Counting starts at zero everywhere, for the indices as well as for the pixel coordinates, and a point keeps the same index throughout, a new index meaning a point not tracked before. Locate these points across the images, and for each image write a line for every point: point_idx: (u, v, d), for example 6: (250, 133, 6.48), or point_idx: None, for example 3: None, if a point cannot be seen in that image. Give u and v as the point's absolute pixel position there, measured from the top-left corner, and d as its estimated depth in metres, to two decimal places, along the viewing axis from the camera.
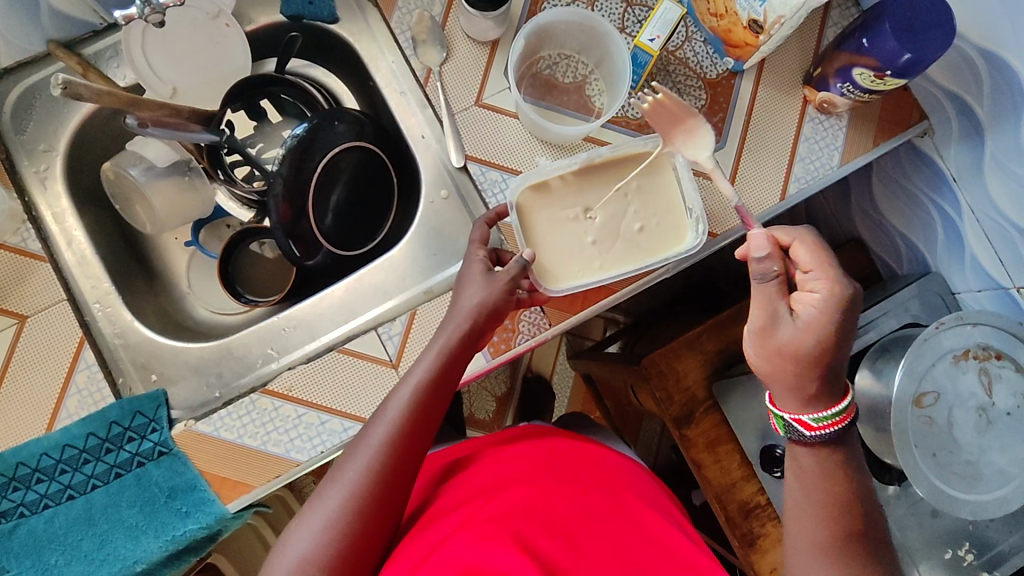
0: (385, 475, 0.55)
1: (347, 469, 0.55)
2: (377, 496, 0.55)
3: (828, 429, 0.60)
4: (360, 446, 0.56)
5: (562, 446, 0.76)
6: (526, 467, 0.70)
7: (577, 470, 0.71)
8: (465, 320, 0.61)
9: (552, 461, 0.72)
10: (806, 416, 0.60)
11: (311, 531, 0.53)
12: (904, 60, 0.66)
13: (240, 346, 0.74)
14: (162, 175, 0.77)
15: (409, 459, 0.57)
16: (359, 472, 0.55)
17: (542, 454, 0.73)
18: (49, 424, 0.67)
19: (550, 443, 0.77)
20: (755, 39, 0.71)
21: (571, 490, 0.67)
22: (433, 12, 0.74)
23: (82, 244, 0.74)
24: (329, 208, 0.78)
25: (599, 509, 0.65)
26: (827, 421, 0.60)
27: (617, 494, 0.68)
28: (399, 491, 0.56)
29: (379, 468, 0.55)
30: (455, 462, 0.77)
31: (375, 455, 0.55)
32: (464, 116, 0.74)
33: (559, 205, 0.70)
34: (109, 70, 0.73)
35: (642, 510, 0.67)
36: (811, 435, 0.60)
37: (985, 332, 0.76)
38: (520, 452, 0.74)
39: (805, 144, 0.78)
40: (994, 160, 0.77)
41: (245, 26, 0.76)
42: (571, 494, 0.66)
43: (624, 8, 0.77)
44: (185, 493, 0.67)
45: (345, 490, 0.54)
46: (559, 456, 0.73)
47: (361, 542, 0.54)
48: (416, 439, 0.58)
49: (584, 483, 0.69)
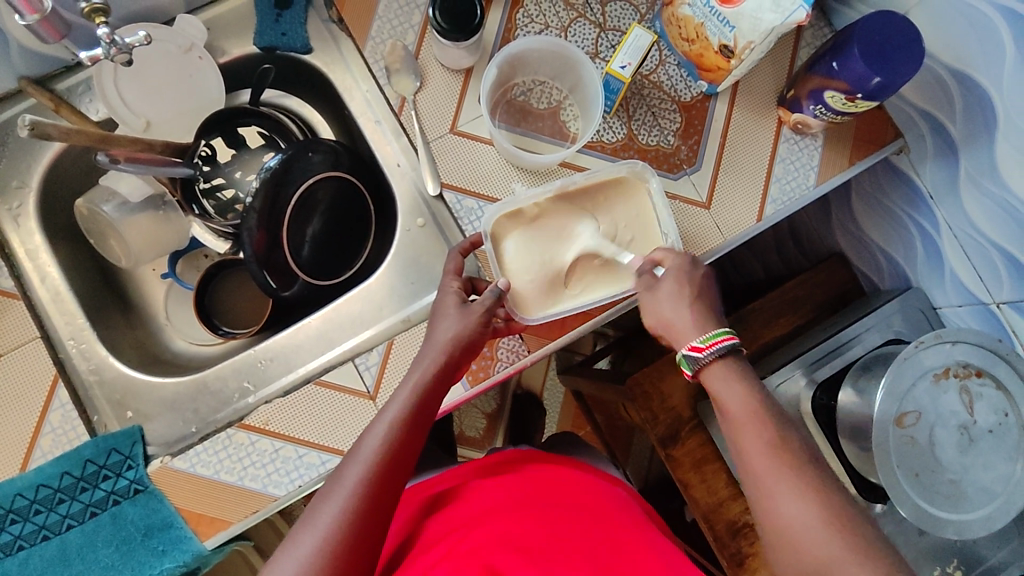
0: (362, 517, 0.53)
1: (321, 512, 0.52)
2: (354, 540, 0.52)
3: (719, 347, 0.60)
4: (334, 488, 0.54)
5: (542, 475, 0.75)
6: (508, 500, 0.69)
7: (559, 501, 0.70)
8: (441, 353, 0.60)
9: (534, 493, 0.71)
10: (693, 338, 0.61)
11: None
12: (874, 83, 0.66)
13: (217, 380, 0.74)
14: (136, 210, 0.77)
15: (386, 499, 0.55)
16: (334, 514, 0.52)
17: (522, 486, 0.72)
18: (24, 464, 0.66)
19: (531, 473, 0.75)
20: (727, 63, 0.71)
21: (554, 524, 0.66)
22: (407, 42, 0.74)
23: (56, 281, 0.73)
24: (305, 239, 0.77)
25: (583, 542, 0.64)
26: (715, 340, 0.60)
27: (601, 522, 0.67)
28: (378, 532, 0.54)
29: (355, 509, 0.53)
30: (436, 497, 0.76)
31: (351, 494, 0.53)
32: (439, 144, 0.74)
33: (536, 233, 0.70)
34: (82, 105, 0.73)
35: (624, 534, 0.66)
36: (706, 352, 0.59)
37: (965, 350, 0.76)
38: (502, 485, 0.73)
39: (781, 164, 0.78)
40: (968, 177, 0.77)
41: (218, 58, 0.76)
42: (553, 527, 0.65)
43: (598, 34, 0.77)
44: (161, 531, 0.67)
45: (320, 534, 0.51)
46: (540, 488, 0.72)
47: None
48: (394, 477, 0.56)
49: (566, 514, 0.68)
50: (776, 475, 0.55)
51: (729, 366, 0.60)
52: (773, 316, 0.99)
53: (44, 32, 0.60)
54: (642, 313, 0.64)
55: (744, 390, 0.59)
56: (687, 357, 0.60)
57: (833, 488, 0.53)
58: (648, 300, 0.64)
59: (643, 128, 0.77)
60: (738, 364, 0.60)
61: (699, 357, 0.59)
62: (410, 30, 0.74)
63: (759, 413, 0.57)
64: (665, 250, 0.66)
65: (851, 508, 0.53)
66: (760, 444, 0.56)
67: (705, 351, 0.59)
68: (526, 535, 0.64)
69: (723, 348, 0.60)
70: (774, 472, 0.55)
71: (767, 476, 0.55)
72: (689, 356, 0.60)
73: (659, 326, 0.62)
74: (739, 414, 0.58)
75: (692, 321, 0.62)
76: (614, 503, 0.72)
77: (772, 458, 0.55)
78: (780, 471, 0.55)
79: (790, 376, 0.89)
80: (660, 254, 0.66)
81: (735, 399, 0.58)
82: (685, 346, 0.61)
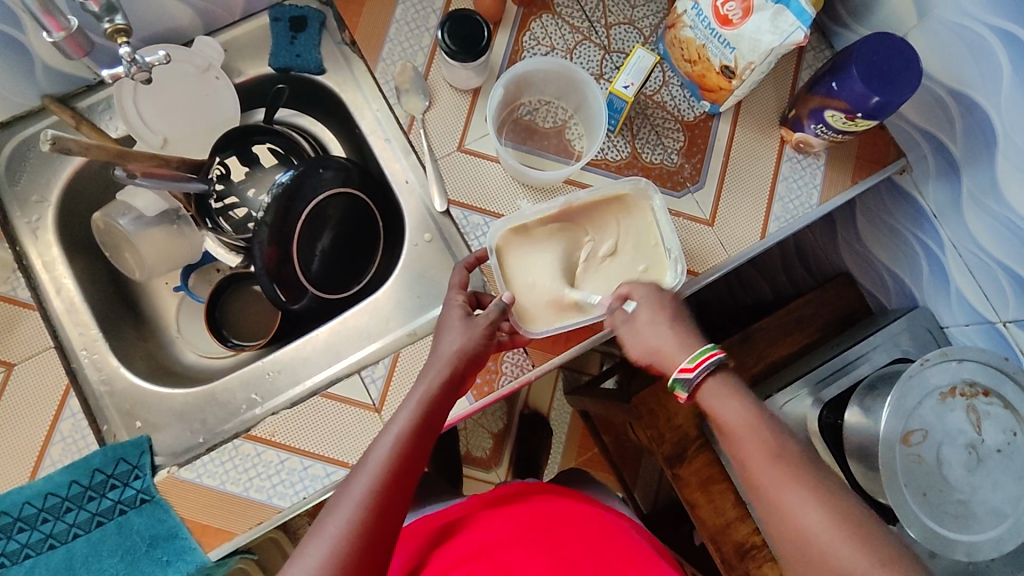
0: (370, 526, 0.53)
1: (329, 523, 0.53)
2: (362, 550, 0.53)
3: (705, 364, 0.59)
4: (342, 499, 0.55)
5: (549, 506, 0.75)
6: (516, 532, 0.69)
7: (564, 527, 0.70)
8: (446, 365, 0.61)
9: (540, 521, 0.71)
10: (681, 361, 0.60)
11: None
12: (873, 102, 0.68)
13: (225, 392, 0.75)
14: (151, 224, 0.78)
15: (393, 510, 0.55)
16: (342, 524, 0.53)
17: (527, 516, 0.72)
18: (33, 472, 0.67)
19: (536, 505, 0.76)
20: (728, 83, 0.73)
21: (562, 549, 0.66)
22: (416, 63, 0.76)
23: (71, 292, 0.75)
24: (315, 253, 0.79)
25: (591, 565, 0.64)
26: (701, 359, 0.59)
27: (610, 550, 0.67)
28: (384, 545, 0.54)
29: (363, 519, 0.53)
30: (444, 528, 0.76)
31: (359, 506, 0.54)
32: (447, 161, 0.75)
33: (537, 248, 0.71)
34: (101, 123, 0.76)
35: (629, 558, 0.66)
36: (695, 374, 0.59)
37: (971, 368, 0.76)
38: (508, 515, 0.73)
39: (784, 183, 0.80)
40: (970, 196, 0.78)
41: (234, 78, 0.78)
42: (562, 553, 0.65)
43: (602, 56, 0.79)
44: (166, 541, 0.67)
45: (329, 544, 0.52)
46: (546, 516, 0.73)
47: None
48: (401, 488, 0.56)
49: (573, 541, 0.68)
50: (784, 488, 0.54)
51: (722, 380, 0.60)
52: (778, 335, 1.00)
53: (68, 49, 0.61)
54: (642, 322, 0.64)
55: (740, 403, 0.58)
56: (680, 380, 0.60)
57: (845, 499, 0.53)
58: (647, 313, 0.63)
59: (647, 147, 0.79)
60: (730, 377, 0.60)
61: (692, 377, 0.59)
62: (420, 52, 0.76)
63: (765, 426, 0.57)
64: (630, 283, 0.67)
65: (859, 521, 0.52)
66: (766, 456, 0.55)
67: (695, 369, 0.58)
68: (535, 559, 0.64)
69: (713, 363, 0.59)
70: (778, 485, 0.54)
71: (771, 485, 0.55)
72: (681, 378, 0.60)
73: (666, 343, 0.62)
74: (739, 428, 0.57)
75: (691, 336, 0.63)
76: (617, 529, 0.72)
77: (776, 465, 0.55)
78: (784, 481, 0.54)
79: (796, 395, 0.89)
80: (625, 288, 0.66)
81: (734, 410, 0.58)
82: (676, 368, 0.61)
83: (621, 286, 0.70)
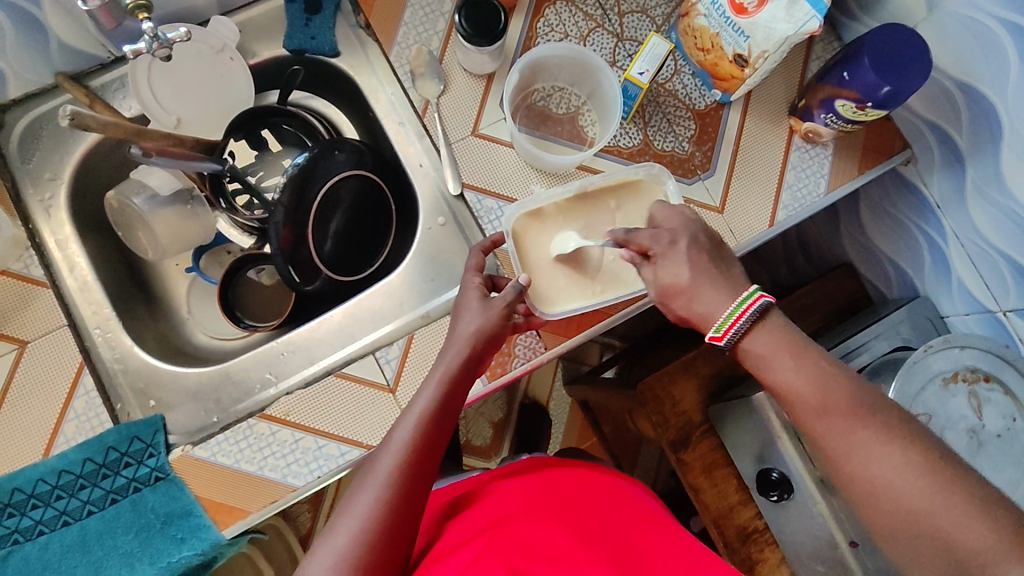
0: (395, 506, 0.56)
1: (357, 502, 0.56)
2: (388, 526, 0.56)
3: (735, 327, 0.57)
4: (368, 478, 0.57)
5: (562, 477, 0.77)
6: (530, 502, 0.70)
7: (579, 501, 0.72)
8: (465, 345, 0.62)
9: (554, 494, 0.73)
10: (712, 328, 0.59)
11: (324, 566, 0.54)
12: (883, 92, 0.69)
13: (239, 371, 0.75)
14: (165, 204, 0.78)
15: (418, 487, 0.58)
16: (369, 503, 0.56)
17: (544, 491, 0.73)
18: (47, 449, 0.67)
19: (550, 476, 0.77)
20: (741, 72, 0.74)
21: (579, 526, 0.66)
22: (431, 47, 0.76)
23: (84, 271, 0.74)
24: (328, 234, 0.79)
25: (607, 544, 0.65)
26: (729, 323, 0.57)
27: (625, 527, 0.69)
28: (409, 521, 0.58)
29: (387, 499, 0.56)
30: (460, 498, 0.78)
31: (385, 485, 0.57)
32: (461, 146, 0.76)
33: (554, 233, 0.72)
34: (115, 101, 0.75)
35: (643, 539, 0.67)
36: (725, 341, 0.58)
37: (974, 355, 0.78)
38: (522, 486, 0.74)
39: (792, 172, 0.81)
40: (974, 186, 0.79)
41: (249, 59, 0.78)
42: (578, 526, 0.66)
43: (616, 43, 0.80)
44: (181, 519, 0.67)
45: (357, 523, 0.55)
46: (560, 489, 0.74)
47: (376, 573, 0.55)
48: (422, 467, 0.59)
49: (589, 519, 0.69)
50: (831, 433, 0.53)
51: (761, 332, 0.57)
52: None
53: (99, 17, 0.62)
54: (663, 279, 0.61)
55: (797, 354, 0.56)
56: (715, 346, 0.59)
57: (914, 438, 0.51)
58: (690, 241, 0.61)
59: (658, 134, 0.80)
60: (772, 326, 0.58)
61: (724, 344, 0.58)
62: (435, 36, 0.77)
63: (827, 373, 0.55)
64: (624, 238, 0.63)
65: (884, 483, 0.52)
66: None
67: (723, 338, 0.57)
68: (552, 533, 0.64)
69: (746, 319, 0.57)
70: (841, 430, 0.53)
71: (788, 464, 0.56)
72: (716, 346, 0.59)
73: (709, 292, 0.59)
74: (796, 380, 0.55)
75: None
76: (634, 506, 0.74)
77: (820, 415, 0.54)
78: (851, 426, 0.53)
79: None
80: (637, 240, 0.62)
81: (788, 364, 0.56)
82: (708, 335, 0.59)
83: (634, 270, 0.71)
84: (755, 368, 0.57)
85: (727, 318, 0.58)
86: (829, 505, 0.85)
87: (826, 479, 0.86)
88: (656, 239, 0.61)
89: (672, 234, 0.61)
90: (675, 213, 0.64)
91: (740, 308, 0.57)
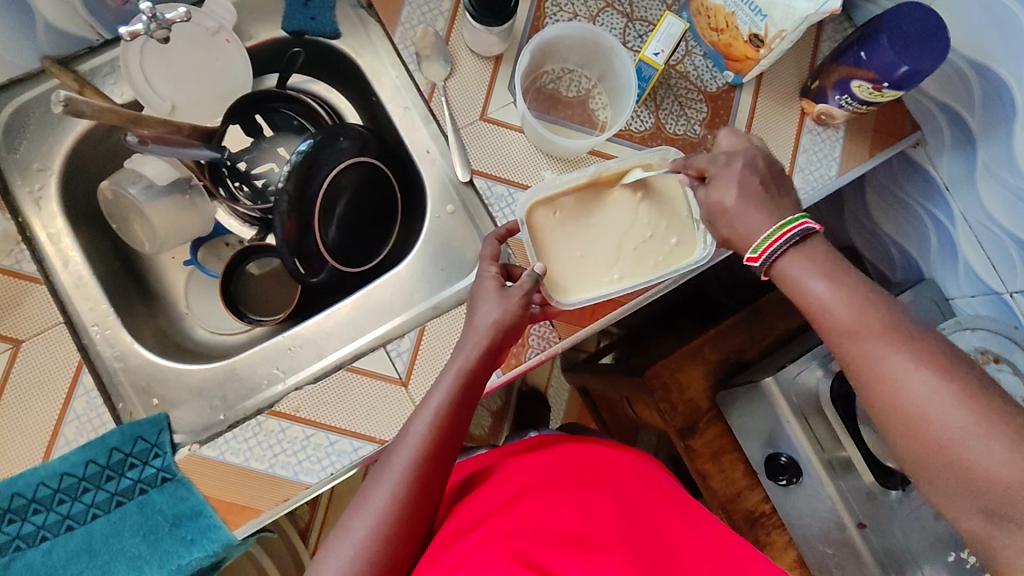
0: (411, 502, 0.56)
1: (372, 497, 0.56)
2: (403, 522, 0.56)
3: (774, 247, 0.55)
4: (383, 474, 0.57)
5: (578, 455, 0.75)
6: (543, 480, 0.68)
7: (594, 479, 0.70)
8: (483, 338, 0.60)
9: (569, 472, 0.71)
10: (748, 249, 0.57)
11: (340, 562, 0.54)
12: (901, 72, 0.67)
13: (245, 367, 0.73)
14: (161, 194, 0.75)
15: (433, 482, 0.58)
16: (384, 500, 0.55)
17: (559, 470, 0.71)
18: (47, 452, 0.64)
19: (567, 452, 0.75)
20: (756, 53, 0.72)
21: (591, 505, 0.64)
22: (437, 27, 0.74)
23: (78, 265, 0.71)
24: (333, 220, 0.76)
25: (620, 523, 0.62)
26: (769, 243, 0.55)
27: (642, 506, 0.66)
28: (423, 516, 0.57)
29: (402, 495, 0.56)
30: (476, 473, 0.77)
31: (400, 481, 0.56)
32: (470, 131, 0.74)
33: (570, 220, 0.70)
34: (105, 87, 0.72)
35: (662, 517, 0.65)
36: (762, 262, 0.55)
37: (983, 337, 0.78)
38: (537, 463, 0.73)
39: (804, 155, 0.80)
40: (985, 167, 0.79)
41: (245, 42, 0.75)
42: (593, 507, 0.64)
43: (626, 24, 0.78)
44: (190, 520, 0.65)
45: (371, 518, 0.55)
46: (576, 466, 0.72)
47: (390, 567, 0.55)
48: (439, 463, 0.58)
49: (603, 495, 0.66)
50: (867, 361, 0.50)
51: (802, 255, 0.54)
52: (786, 309, 1.02)
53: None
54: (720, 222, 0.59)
55: (833, 278, 0.53)
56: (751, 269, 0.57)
57: (963, 370, 0.47)
58: (745, 163, 0.60)
59: (670, 117, 0.78)
60: (814, 249, 0.54)
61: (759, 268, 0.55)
62: (440, 16, 0.74)
63: (867, 300, 0.51)
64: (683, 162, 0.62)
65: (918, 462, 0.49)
66: None
67: (760, 259, 0.55)
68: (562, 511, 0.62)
69: (789, 240, 0.54)
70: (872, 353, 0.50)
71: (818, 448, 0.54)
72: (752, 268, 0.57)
73: (751, 215, 0.57)
74: (833, 304, 0.51)
75: None
76: (651, 480, 0.72)
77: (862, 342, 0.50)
78: (885, 348, 0.49)
79: (806, 365, 0.87)
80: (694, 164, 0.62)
81: (822, 284, 0.53)
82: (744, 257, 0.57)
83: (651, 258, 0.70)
84: (789, 290, 0.54)
85: (765, 240, 0.55)
86: (839, 488, 0.86)
87: (834, 461, 0.87)
88: (710, 160, 0.61)
89: (727, 155, 0.60)
90: (740, 139, 0.62)
91: (782, 231, 0.54)
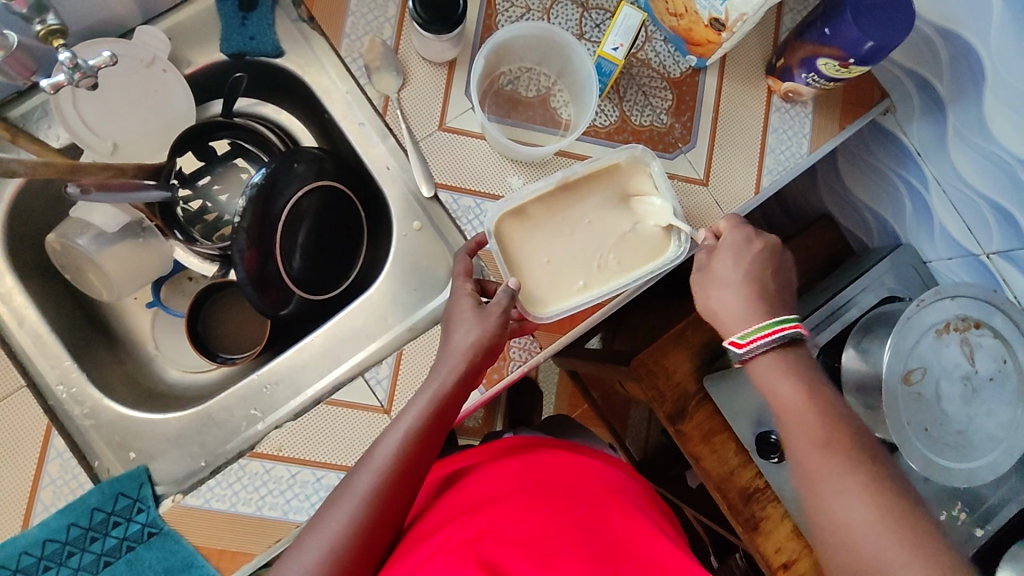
0: (369, 523, 0.55)
1: (328, 518, 0.54)
2: (359, 542, 0.55)
3: (761, 341, 0.60)
4: (343, 496, 0.56)
5: (560, 458, 0.74)
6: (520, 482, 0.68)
7: (576, 484, 0.69)
8: (460, 361, 0.59)
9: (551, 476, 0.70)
10: (736, 333, 0.62)
11: None
12: (867, 48, 0.65)
13: (222, 411, 0.71)
14: (115, 240, 0.72)
15: (394, 503, 0.56)
16: (340, 523, 0.54)
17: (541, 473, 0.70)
18: (25, 520, 0.62)
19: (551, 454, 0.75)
20: (717, 37, 0.69)
21: (561, 511, 0.63)
22: (385, 37, 0.70)
23: (35, 323, 0.69)
24: (296, 248, 0.74)
25: (592, 532, 0.62)
26: (758, 335, 0.61)
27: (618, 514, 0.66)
28: (379, 538, 0.56)
29: (359, 517, 0.55)
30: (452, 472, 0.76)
31: (359, 502, 0.55)
32: (429, 143, 0.71)
33: (535, 225, 0.68)
34: (40, 132, 0.68)
35: (631, 527, 0.64)
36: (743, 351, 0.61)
37: (962, 304, 0.73)
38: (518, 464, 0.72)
39: (774, 135, 0.78)
40: (955, 132, 0.78)
41: (183, 69, 0.71)
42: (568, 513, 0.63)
43: (581, 14, 0.74)
44: (182, 572, 0.64)
45: (325, 540, 0.54)
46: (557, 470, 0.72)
47: None
48: (403, 486, 0.57)
49: (575, 504, 0.65)
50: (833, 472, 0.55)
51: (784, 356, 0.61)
52: None
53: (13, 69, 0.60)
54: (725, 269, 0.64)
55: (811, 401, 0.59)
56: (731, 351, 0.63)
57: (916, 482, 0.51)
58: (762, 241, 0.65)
59: (635, 109, 0.76)
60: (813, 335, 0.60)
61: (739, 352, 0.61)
62: (386, 23, 0.70)
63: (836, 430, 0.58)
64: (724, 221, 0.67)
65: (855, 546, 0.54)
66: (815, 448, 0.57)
67: (744, 348, 0.61)
68: (530, 519, 0.60)
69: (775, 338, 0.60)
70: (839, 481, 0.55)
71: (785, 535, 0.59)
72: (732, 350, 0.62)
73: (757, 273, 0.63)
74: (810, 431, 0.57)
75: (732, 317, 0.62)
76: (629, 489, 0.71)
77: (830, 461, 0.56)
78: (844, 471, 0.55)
79: None
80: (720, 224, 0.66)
81: (797, 389, 0.59)
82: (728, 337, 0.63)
83: (625, 261, 0.68)
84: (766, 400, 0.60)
85: (756, 330, 0.61)
86: None
87: None
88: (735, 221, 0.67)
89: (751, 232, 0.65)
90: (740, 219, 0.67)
91: (774, 327, 0.60)
